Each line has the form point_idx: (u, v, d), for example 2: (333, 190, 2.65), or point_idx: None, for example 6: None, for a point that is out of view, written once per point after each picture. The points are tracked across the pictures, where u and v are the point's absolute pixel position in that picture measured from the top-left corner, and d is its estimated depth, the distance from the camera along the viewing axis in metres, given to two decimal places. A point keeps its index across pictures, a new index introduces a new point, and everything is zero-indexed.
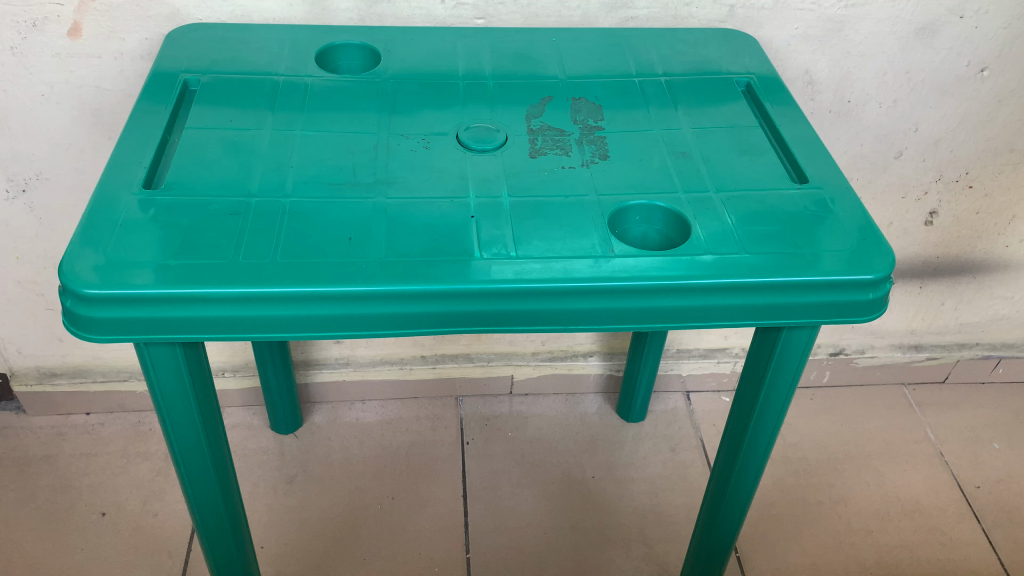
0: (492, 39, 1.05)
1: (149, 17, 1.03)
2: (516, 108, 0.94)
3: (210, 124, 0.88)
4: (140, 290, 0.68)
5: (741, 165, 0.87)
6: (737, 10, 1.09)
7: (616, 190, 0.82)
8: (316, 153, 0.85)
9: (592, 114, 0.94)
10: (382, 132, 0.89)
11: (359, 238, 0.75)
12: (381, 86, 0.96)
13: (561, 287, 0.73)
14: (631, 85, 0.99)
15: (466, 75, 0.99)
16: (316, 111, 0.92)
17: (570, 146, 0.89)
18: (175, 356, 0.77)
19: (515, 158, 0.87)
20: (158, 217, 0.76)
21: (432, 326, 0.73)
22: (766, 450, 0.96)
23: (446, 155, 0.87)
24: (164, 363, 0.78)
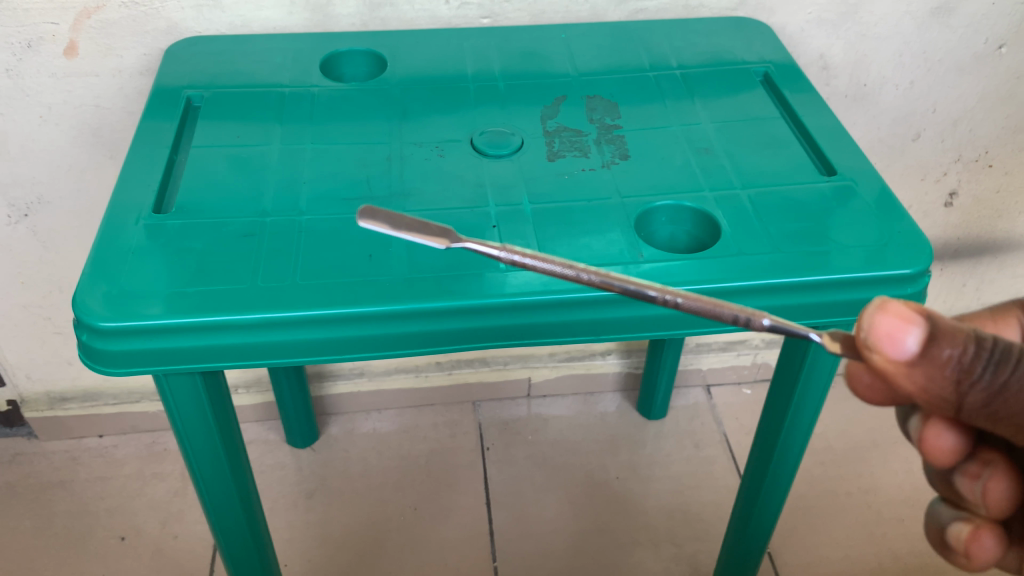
0: (499, 38, 1.03)
1: (147, 32, 1.00)
2: (530, 110, 0.92)
3: (218, 141, 0.86)
4: (158, 320, 0.66)
5: (765, 159, 0.84)
6: None
7: (640, 192, 0.80)
8: (329, 167, 0.83)
9: (609, 112, 0.91)
10: (394, 141, 0.87)
11: (379, 255, 0.72)
12: (389, 92, 0.94)
13: (592, 296, 0.70)
14: (646, 81, 0.96)
15: (476, 78, 0.97)
16: (324, 122, 0.89)
17: (589, 146, 0.86)
18: (193, 381, 0.75)
19: (533, 162, 0.84)
20: (171, 241, 0.73)
21: (461, 342, 0.71)
22: (797, 459, 0.94)
23: (462, 162, 0.84)
24: (182, 390, 0.76)
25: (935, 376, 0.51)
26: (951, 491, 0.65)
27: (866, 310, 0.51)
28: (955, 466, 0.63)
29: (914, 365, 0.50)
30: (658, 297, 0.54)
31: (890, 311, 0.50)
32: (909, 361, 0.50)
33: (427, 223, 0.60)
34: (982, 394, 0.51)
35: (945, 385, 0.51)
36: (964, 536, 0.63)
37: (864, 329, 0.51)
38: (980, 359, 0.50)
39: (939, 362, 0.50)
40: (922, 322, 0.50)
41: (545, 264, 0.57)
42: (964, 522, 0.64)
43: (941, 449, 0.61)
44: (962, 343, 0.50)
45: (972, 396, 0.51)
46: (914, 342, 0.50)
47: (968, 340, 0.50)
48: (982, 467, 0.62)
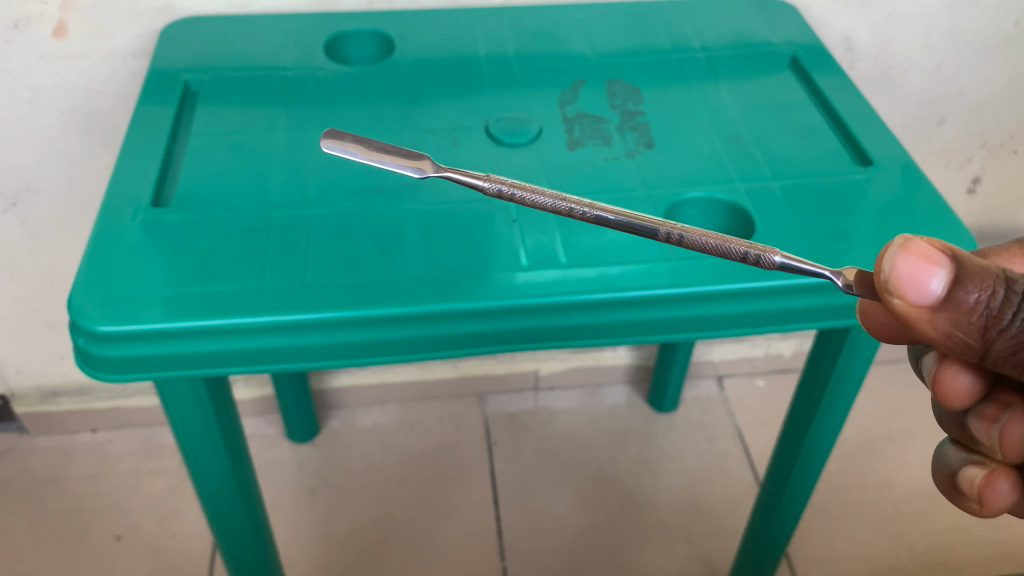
0: (512, 19, 0.98)
1: (141, 12, 0.95)
2: (548, 95, 0.87)
3: (219, 131, 0.81)
4: (159, 324, 0.61)
5: (797, 148, 0.80)
6: None
7: (667, 183, 0.76)
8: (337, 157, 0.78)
9: (631, 97, 0.87)
10: (405, 128, 0.82)
11: (394, 252, 0.68)
12: (399, 76, 0.89)
13: (622, 296, 0.65)
14: (669, 65, 0.92)
15: (490, 62, 0.92)
16: (332, 108, 0.84)
17: (611, 134, 0.81)
18: (197, 390, 0.71)
19: (553, 151, 0.80)
20: (170, 237, 0.68)
21: (482, 346, 0.66)
22: (821, 464, 0.91)
23: (478, 152, 0.80)
24: (186, 400, 0.71)
25: (959, 320, 0.50)
26: (964, 434, 0.64)
27: (888, 250, 0.50)
28: (971, 408, 0.61)
29: (939, 309, 0.50)
30: (659, 232, 0.56)
31: (912, 251, 0.49)
32: (934, 304, 0.49)
33: (393, 147, 0.63)
34: (1011, 341, 0.49)
35: (971, 328, 0.50)
36: (977, 481, 0.61)
37: (887, 271, 0.50)
38: (1005, 303, 0.48)
39: (963, 306, 0.49)
40: (947, 263, 0.49)
41: (534, 196, 0.58)
42: (977, 466, 0.62)
43: (957, 391, 0.59)
44: (987, 286, 0.49)
45: (999, 343, 0.50)
46: (938, 284, 0.49)
47: (995, 283, 0.49)
48: (999, 411, 0.60)
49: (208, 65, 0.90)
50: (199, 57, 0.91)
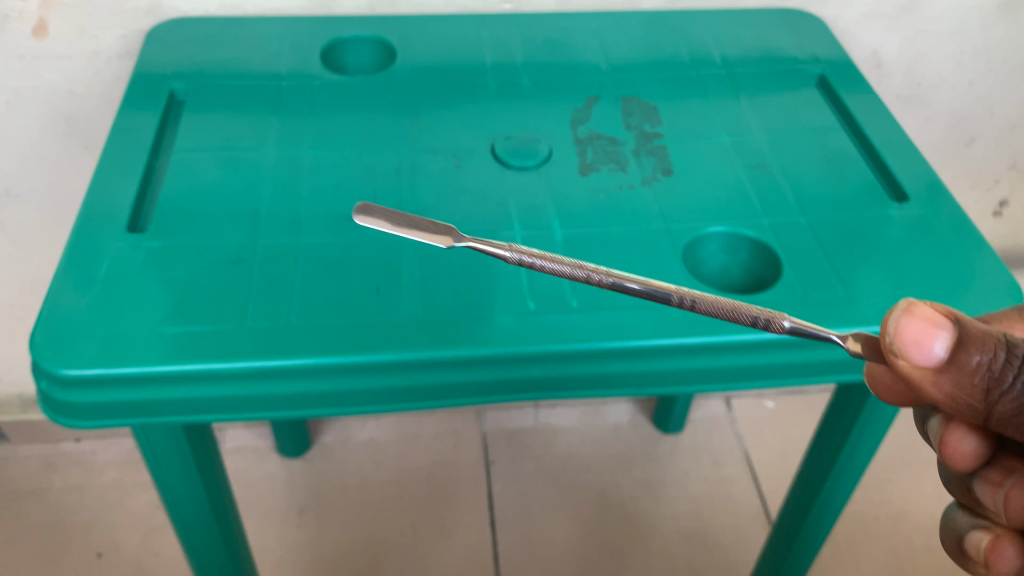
0: (522, 26, 0.92)
1: (127, 12, 0.89)
2: (559, 112, 0.81)
3: (203, 146, 0.75)
4: (129, 369, 0.56)
5: (826, 177, 0.75)
6: None
7: (686, 216, 0.70)
8: (331, 179, 0.72)
9: (648, 117, 0.81)
10: (405, 147, 0.76)
11: (388, 289, 0.62)
12: (399, 89, 0.83)
13: (637, 346, 0.59)
14: (689, 82, 0.86)
15: (497, 75, 0.86)
16: (328, 122, 0.79)
17: (627, 159, 0.76)
18: (182, 446, 0.64)
19: (564, 176, 0.74)
20: (145, 268, 0.63)
21: (484, 396, 0.61)
22: (834, 517, 0.85)
23: (483, 175, 0.74)
24: (169, 456, 0.64)
25: (961, 383, 0.43)
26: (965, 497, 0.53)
27: (893, 312, 0.44)
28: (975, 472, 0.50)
29: (939, 372, 0.43)
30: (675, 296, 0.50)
31: (918, 315, 0.43)
32: (933, 366, 0.43)
33: (432, 222, 0.58)
34: (1017, 404, 0.42)
35: (975, 393, 0.43)
36: (982, 547, 0.50)
37: (888, 331, 0.44)
38: (1007, 363, 0.42)
39: (966, 369, 0.43)
40: (950, 323, 0.43)
41: (554, 265, 0.53)
42: (983, 532, 0.51)
43: (963, 456, 0.50)
44: (988, 345, 0.42)
45: (1004, 406, 0.43)
46: (942, 347, 0.43)
47: (998, 343, 0.42)
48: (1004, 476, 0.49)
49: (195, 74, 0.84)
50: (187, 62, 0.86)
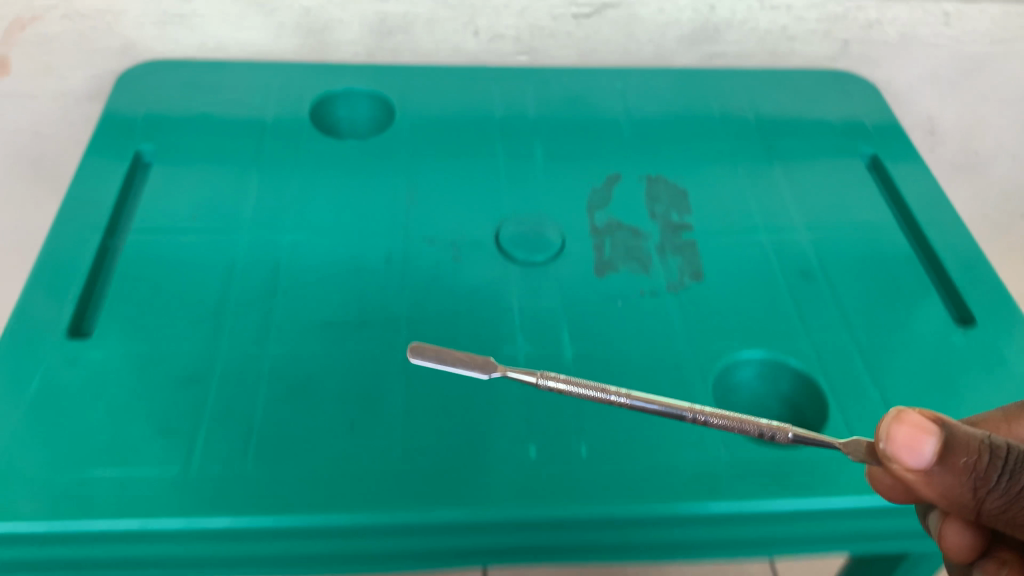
0: (538, 82, 0.82)
1: (96, 51, 0.79)
2: (574, 193, 0.71)
3: (170, 227, 0.66)
4: (46, 526, 0.47)
5: (881, 291, 0.65)
6: (851, 47, 0.84)
7: (718, 338, 0.60)
8: (310, 272, 0.63)
9: (676, 203, 0.71)
10: (398, 233, 0.67)
11: (364, 424, 0.53)
12: (394, 160, 0.73)
13: (659, 514, 0.50)
14: (722, 161, 0.76)
15: (506, 143, 0.76)
16: (313, 199, 0.70)
17: (651, 258, 0.66)
18: None
19: (577, 276, 0.64)
20: (84, 388, 0.54)
21: (474, 560, 0.51)
22: None
23: (484, 271, 0.64)
24: None
25: (951, 486, 0.37)
26: None
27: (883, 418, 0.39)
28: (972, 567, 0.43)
29: (928, 474, 0.38)
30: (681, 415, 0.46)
31: (907, 421, 0.37)
32: (920, 468, 0.38)
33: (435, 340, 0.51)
34: (1005, 501, 0.37)
35: (966, 497, 0.37)
36: None
37: (881, 434, 0.39)
38: (995, 465, 0.36)
39: (957, 471, 0.37)
40: (941, 426, 0.37)
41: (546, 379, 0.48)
42: None
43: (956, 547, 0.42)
44: (977, 446, 0.36)
45: (992, 504, 0.37)
46: (934, 450, 0.37)
47: (985, 444, 0.36)
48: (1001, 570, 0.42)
49: (165, 134, 0.75)
50: (161, 118, 0.76)
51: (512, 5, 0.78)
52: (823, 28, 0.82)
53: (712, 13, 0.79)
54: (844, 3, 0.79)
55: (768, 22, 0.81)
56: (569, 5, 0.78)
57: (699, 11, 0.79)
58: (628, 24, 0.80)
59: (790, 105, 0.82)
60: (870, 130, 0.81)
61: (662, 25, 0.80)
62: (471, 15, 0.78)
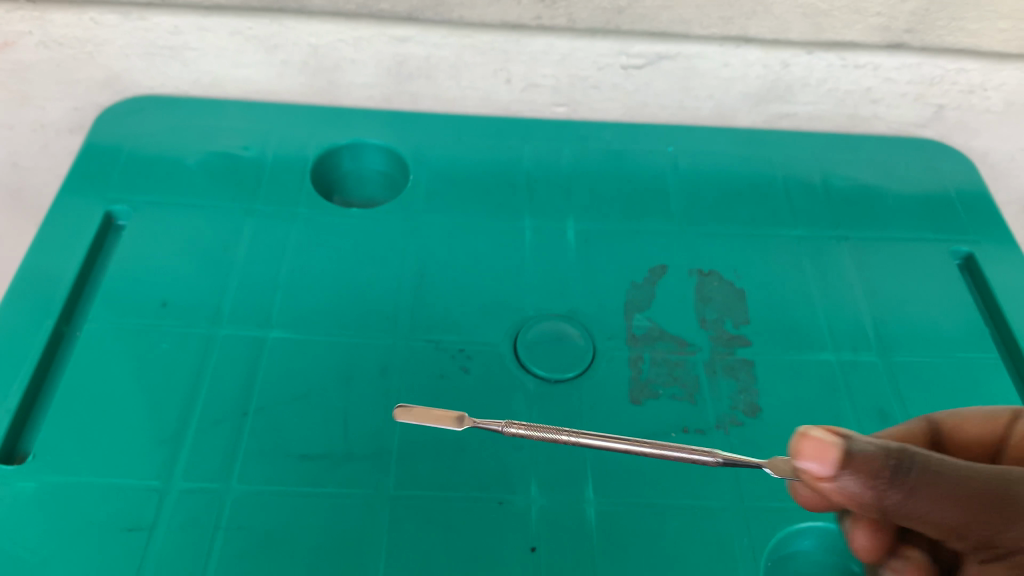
0: (575, 142, 0.72)
1: (77, 82, 0.69)
2: (610, 287, 0.61)
3: (135, 315, 0.56)
4: None
5: None
6: (946, 113, 0.71)
7: (775, 501, 0.50)
8: (290, 382, 0.53)
9: (731, 308, 0.60)
10: (399, 334, 0.57)
11: None
12: (401, 234, 0.63)
13: None
14: (786, 249, 0.64)
15: (535, 219, 0.65)
16: (305, 282, 0.59)
17: (696, 381, 0.55)
18: None
19: (608, 403, 0.54)
20: (17, 550, 0.45)
21: None
22: None
23: (498, 391, 0.54)
24: None
25: (860, 494, 0.36)
26: None
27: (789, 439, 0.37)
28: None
29: (839, 485, 0.36)
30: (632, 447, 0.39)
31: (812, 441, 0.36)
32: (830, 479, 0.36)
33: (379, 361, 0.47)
34: (906, 502, 0.35)
35: (872, 502, 0.36)
36: None
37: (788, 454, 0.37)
38: (895, 465, 0.35)
39: (863, 475, 0.35)
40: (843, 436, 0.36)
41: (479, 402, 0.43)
42: None
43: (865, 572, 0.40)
44: (879, 450, 0.35)
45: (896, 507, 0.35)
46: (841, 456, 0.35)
47: (886, 448, 0.35)
48: None
49: (158, 188, 0.66)
50: (148, 175, 0.67)
51: (552, 52, 0.66)
52: (915, 91, 0.69)
53: (785, 70, 0.67)
54: (946, 64, 0.66)
55: (850, 82, 0.68)
56: (618, 54, 0.66)
57: (769, 66, 0.66)
58: (685, 77, 0.68)
59: (871, 181, 0.70)
60: (965, 221, 0.68)
61: (725, 80, 0.68)
62: (503, 61, 0.67)
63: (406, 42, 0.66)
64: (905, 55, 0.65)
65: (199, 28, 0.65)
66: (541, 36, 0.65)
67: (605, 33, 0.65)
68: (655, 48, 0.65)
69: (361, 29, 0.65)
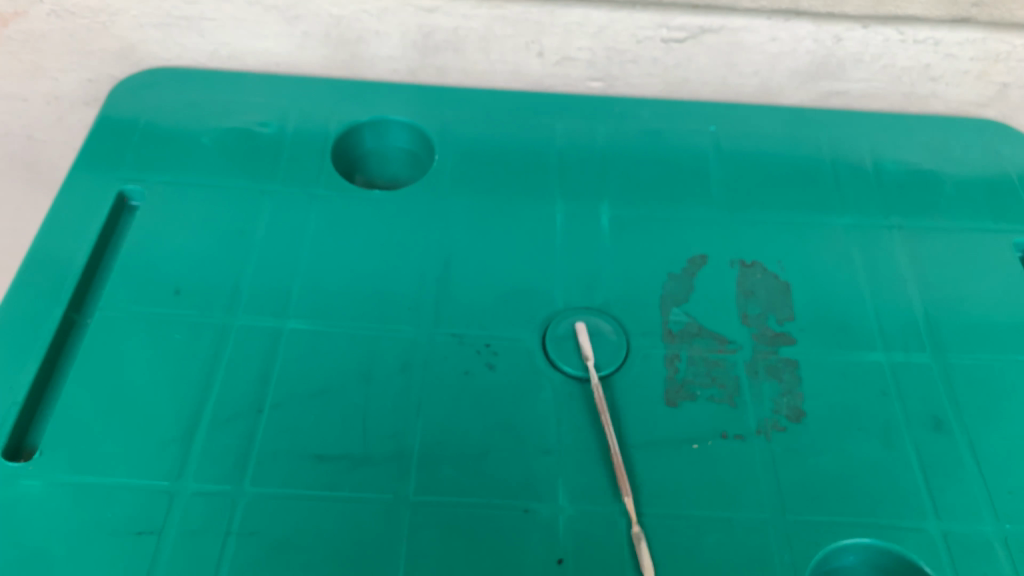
0: (611, 121, 0.68)
1: (90, 53, 0.67)
2: (647, 278, 0.57)
3: (147, 303, 0.54)
4: None
5: None
6: (1010, 91, 0.66)
7: (818, 513, 0.46)
8: (307, 377, 0.51)
9: (775, 303, 0.56)
10: (422, 327, 0.54)
11: None
12: (425, 218, 0.60)
13: None
14: (834, 239, 0.60)
15: (566, 203, 0.62)
16: (324, 269, 0.57)
17: (736, 381, 0.52)
18: None
19: (642, 404, 0.50)
20: (21, 553, 0.43)
21: None
22: None
23: (524, 389, 0.51)
24: None
25: None
26: None
27: None
28: None
29: None
30: None
31: None
32: None
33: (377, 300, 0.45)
34: None
35: None
36: None
37: None
38: None
39: None
40: None
41: None
42: None
43: None
44: None
45: None
46: None
47: None
48: None
49: (174, 166, 0.63)
50: (162, 151, 0.64)
51: (587, 24, 0.62)
52: (978, 68, 0.64)
53: (837, 45, 0.62)
54: (1013, 39, 0.61)
55: (908, 58, 0.63)
56: (658, 27, 0.62)
57: (821, 41, 0.62)
58: (729, 52, 0.64)
59: (925, 165, 0.66)
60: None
61: (772, 55, 0.64)
62: (536, 34, 0.63)
63: (433, 13, 0.62)
64: (969, 30, 0.61)
65: None
66: (576, 7, 0.61)
67: (645, 3, 0.61)
68: (698, 21, 0.61)
69: None
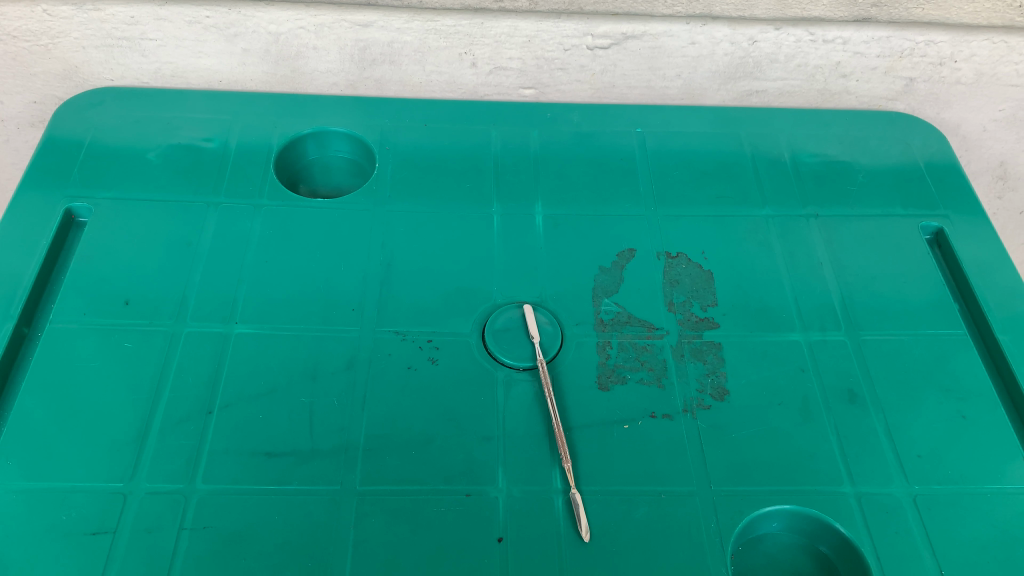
0: (544, 125, 0.71)
1: (34, 75, 0.68)
2: (579, 272, 0.60)
3: (97, 315, 0.56)
4: None
5: (943, 422, 0.53)
6: (917, 85, 0.70)
7: (742, 484, 0.49)
8: (255, 379, 0.53)
9: (699, 291, 0.59)
10: (365, 326, 0.56)
11: None
12: (368, 223, 0.63)
13: None
14: (756, 228, 0.64)
15: (502, 204, 0.65)
16: (268, 276, 0.59)
17: (663, 364, 0.55)
18: None
19: (575, 389, 0.53)
20: None
21: None
22: None
23: (464, 381, 0.54)
24: None
25: None
26: None
27: None
28: None
29: None
30: None
31: None
32: None
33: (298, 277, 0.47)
34: None
35: None
36: None
37: None
38: None
39: None
40: None
41: None
42: None
43: None
44: None
45: None
46: None
47: None
48: None
49: (119, 183, 0.65)
50: (108, 168, 0.66)
51: (516, 34, 0.65)
52: (885, 64, 0.68)
53: (753, 46, 0.66)
54: (915, 37, 0.65)
55: (819, 57, 0.67)
56: (583, 35, 0.65)
57: (737, 43, 0.66)
58: (652, 57, 0.68)
59: (841, 156, 0.70)
60: (935, 195, 0.68)
61: (692, 58, 0.68)
62: (468, 45, 0.66)
63: (368, 27, 0.65)
64: (872, 29, 0.65)
65: (155, 18, 0.63)
66: (504, 19, 0.64)
67: (569, 13, 0.64)
68: (621, 28, 0.65)
69: (322, 16, 0.64)
